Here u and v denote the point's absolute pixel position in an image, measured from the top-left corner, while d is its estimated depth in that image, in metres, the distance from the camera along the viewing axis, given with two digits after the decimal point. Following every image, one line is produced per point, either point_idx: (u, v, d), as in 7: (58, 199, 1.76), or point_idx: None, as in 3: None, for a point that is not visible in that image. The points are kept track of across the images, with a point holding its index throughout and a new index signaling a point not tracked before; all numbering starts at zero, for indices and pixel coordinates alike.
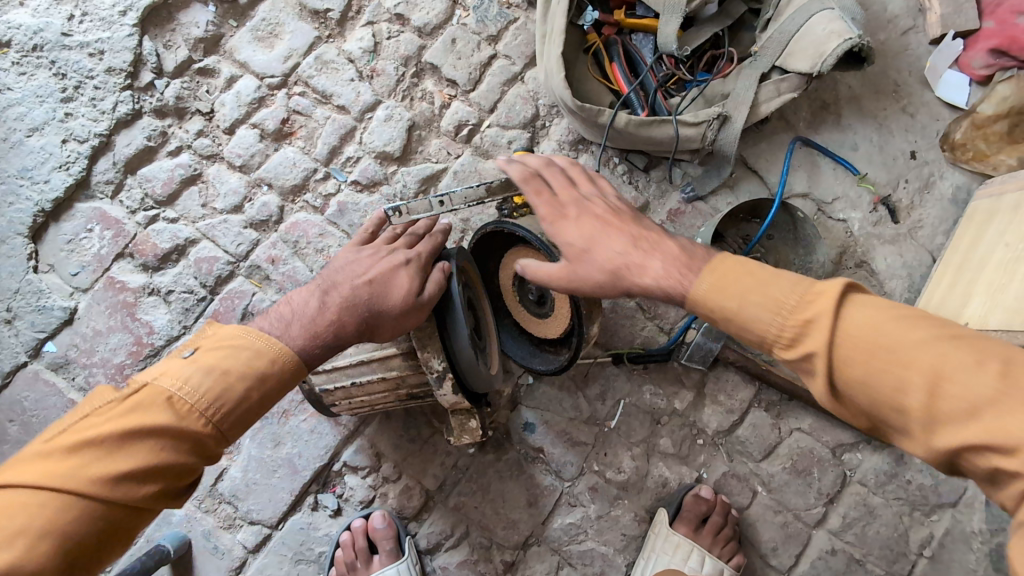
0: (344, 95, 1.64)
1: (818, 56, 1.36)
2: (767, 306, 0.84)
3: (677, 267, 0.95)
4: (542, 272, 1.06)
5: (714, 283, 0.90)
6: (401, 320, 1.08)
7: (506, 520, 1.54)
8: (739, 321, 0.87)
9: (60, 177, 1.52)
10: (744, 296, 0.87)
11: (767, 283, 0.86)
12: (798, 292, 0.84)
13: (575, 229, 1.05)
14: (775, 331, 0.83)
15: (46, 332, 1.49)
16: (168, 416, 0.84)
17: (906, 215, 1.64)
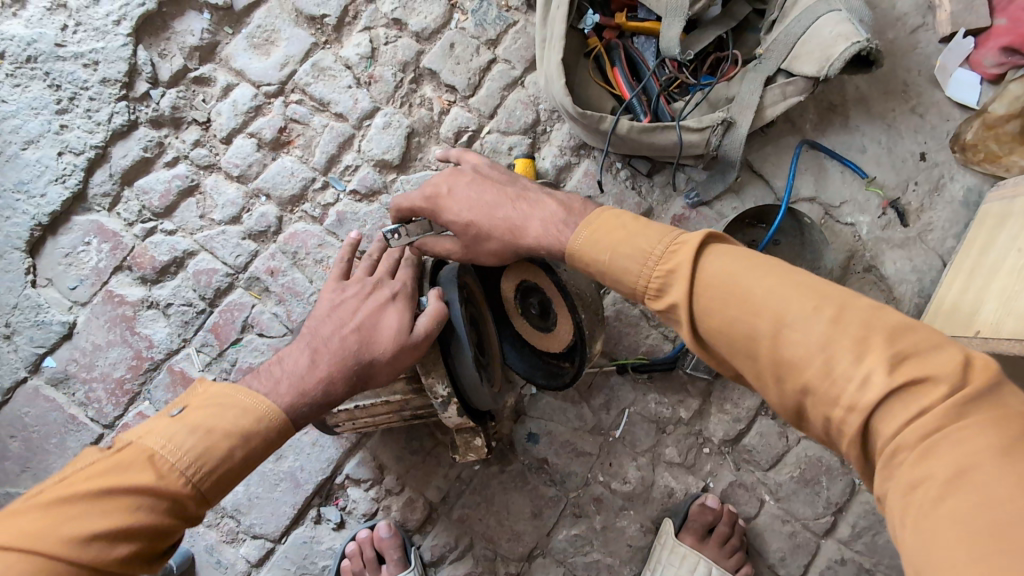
0: (342, 103, 1.61)
1: (825, 60, 1.33)
2: (636, 257, 0.87)
3: (562, 225, 1.04)
4: (446, 248, 1.19)
5: (595, 238, 0.95)
6: (396, 360, 1.07)
7: (510, 532, 1.53)
8: (613, 273, 0.91)
9: (57, 190, 1.51)
10: (613, 247, 0.91)
11: (635, 235, 0.90)
12: (663, 242, 0.87)
13: (455, 207, 1.16)
14: (643, 281, 0.87)
15: (45, 347, 1.48)
16: (149, 475, 0.81)
17: (916, 218, 1.61)
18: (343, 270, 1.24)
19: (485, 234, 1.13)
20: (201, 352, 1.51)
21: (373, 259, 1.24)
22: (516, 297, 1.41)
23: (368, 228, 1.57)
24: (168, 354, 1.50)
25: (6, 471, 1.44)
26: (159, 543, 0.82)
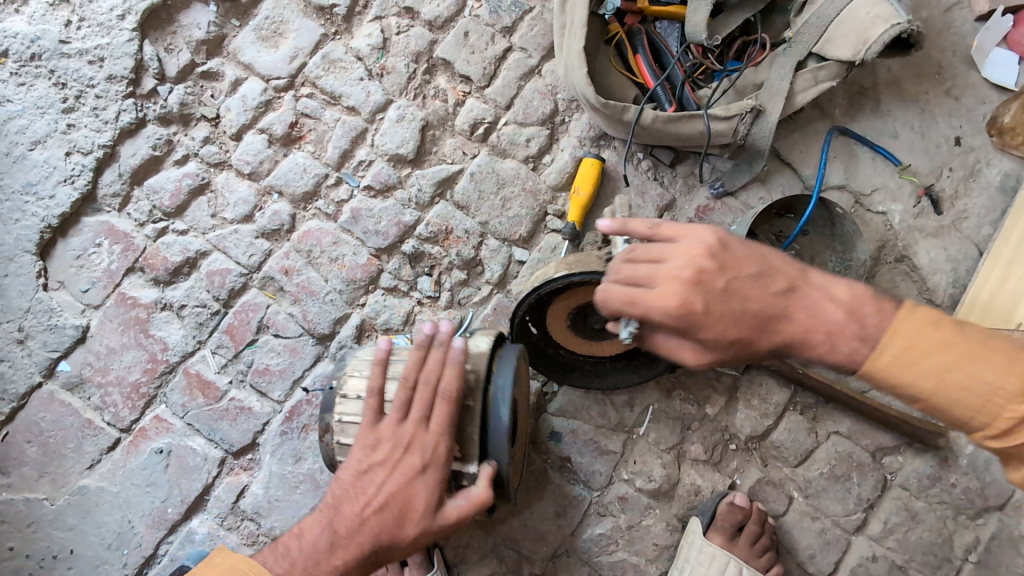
0: (353, 96, 1.57)
1: (861, 44, 1.28)
2: (979, 388, 0.88)
3: (851, 333, 0.93)
4: (686, 354, 1.01)
5: (899, 357, 0.91)
6: (421, 538, 1.08)
7: (534, 532, 1.50)
8: (937, 401, 0.90)
9: (66, 192, 1.47)
10: (942, 374, 0.89)
11: (974, 360, 0.88)
12: (988, 374, 0.87)
13: (721, 324, 0.95)
14: (990, 411, 0.88)
15: (59, 351, 1.45)
16: None
17: (951, 205, 1.55)
18: (375, 409, 1.12)
19: (747, 350, 0.97)
20: (216, 354, 1.49)
21: (406, 399, 1.11)
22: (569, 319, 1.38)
23: (383, 225, 1.53)
24: (183, 356, 1.48)
25: (25, 476, 1.43)
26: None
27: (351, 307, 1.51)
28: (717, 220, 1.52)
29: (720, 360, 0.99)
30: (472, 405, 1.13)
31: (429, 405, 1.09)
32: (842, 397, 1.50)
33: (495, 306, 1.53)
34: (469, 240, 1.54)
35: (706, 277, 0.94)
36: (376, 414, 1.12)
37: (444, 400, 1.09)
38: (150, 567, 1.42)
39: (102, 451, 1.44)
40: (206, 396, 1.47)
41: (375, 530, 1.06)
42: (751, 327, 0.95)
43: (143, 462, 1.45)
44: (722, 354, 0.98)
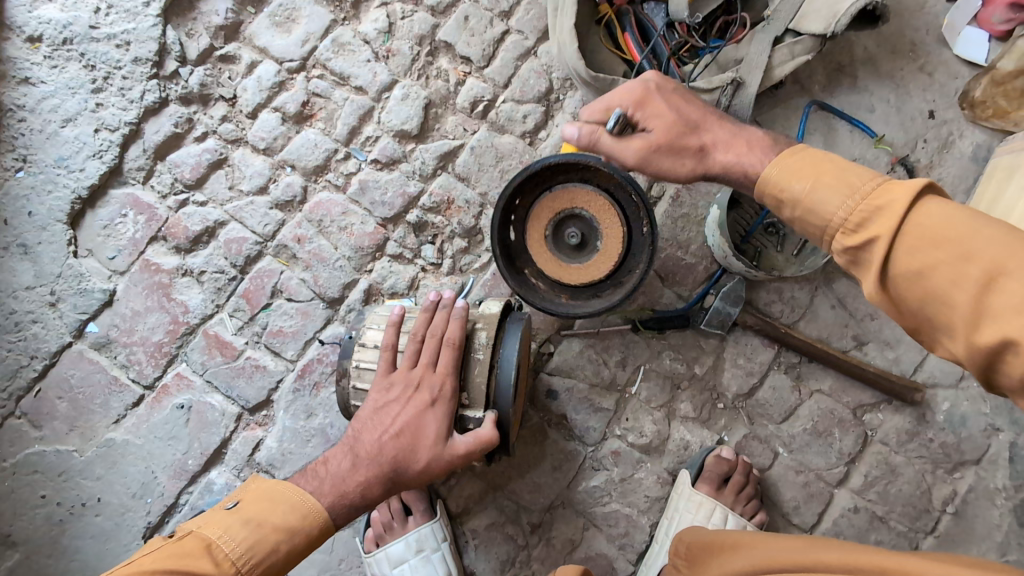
0: (361, 76, 1.67)
1: (831, 17, 1.38)
2: (840, 191, 0.89)
3: (755, 155, 1.06)
4: (631, 144, 1.15)
5: (789, 169, 0.97)
6: (430, 471, 1.14)
7: (532, 484, 1.59)
8: (809, 205, 0.93)
9: (95, 166, 1.59)
10: (816, 183, 0.92)
11: (841, 174, 0.91)
12: (860, 188, 0.88)
13: (660, 120, 1.14)
14: (843, 214, 0.88)
15: (88, 313, 1.56)
16: (209, 564, 0.96)
17: (925, 174, 1.63)
18: (389, 359, 1.23)
19: (678, 151, 1.12)
20: (234, 317, 1.59)
21: (417, 349, 1.22)
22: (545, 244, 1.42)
23: (389, 196, 1.63)
24: (203, 319, 1.58)
25: (56, 429, 1.53)
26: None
27: (360, 273, 1.61)
28: (704, 190, 1.65)
29: (647, 161, 1.14)
30: (481, 362, 1.22)
31: (437, 348, 1.21)
32: (824, 354, 1.59)
33: (494, 272, 1.62)
34: (470, 209, 1.64)
35: (654, 95, 1.15)
36: (390, 361, 1.23)
37: (447, 343, 1.21)
38: (172, 514, 1.52)
39: (127, 406, 1.55)
40: (224, 355, 1.57)
41: (391, 457, 1.13)
42: (677, 126, 1.13)
43: (166, 417, 1.55)
44: (655, 146, 1.13)
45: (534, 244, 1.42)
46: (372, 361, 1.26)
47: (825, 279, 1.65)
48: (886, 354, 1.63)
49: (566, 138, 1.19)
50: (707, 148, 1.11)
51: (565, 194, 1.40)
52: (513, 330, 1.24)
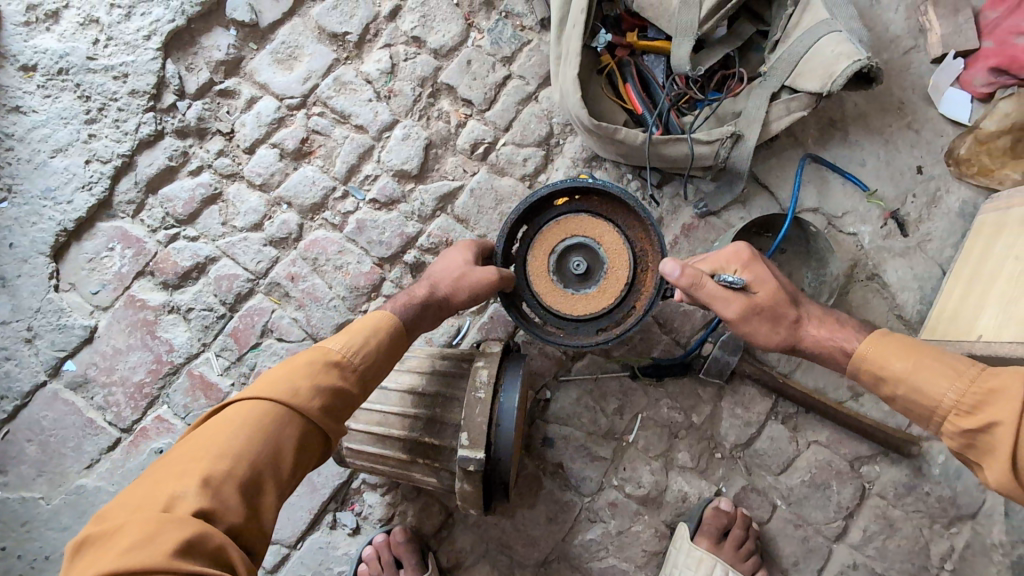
0: (362, 115, 1.67)
1: (827, 77, 1.39)
2: (944, 375, 1.02)
3: (845, 336, 1.14)
4: (732, 304, 1.15)
5: (880, 352, 1.09)
6: (460, 285, 1.18)
7: (527, 537, 1.54)
8: (912, 387, 1.05)
9: (84, 198, 1.55)
10: (913, 367, 1.04)
11: (935, 360, 1.04)
12: (961, 372, 1.00)
13: (762, 285, 1.16)
14: (953, 399, 1.00)
15: (66, 350, 1.49)
16: (289, 376, 0.94)
17: (915, 228, 1.67)
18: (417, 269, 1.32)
19: (776, 321, 1.16)
20: (220, 357, 1.53)
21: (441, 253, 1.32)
22: (553, 278, 1.38)
23: (387, 235, 1.61)
24: (188, 358, 1.52)
25: (23, 474, 1.45)
26: (346, 408, 0.98)
27: (354, 313, 1.57)
28: (701, 238, 1.63)
29: (743, 324, 1.16)
30: (483, 395, 1.16)
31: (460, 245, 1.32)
32: (822, 405, 1.58)
33: (492, 314, 1.61)
34: None
35: (755, 260, 1.18)
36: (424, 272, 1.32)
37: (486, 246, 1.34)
38: None
39: (102, 450, 1.47)
40: (208, 397, 1.51)
41: (430, 275, 1.22)
42: (780, 295, 1.16)
43: (142, 462, 1.47)
44: (756, 315, 1.15)
45: (565, 307, 1.37)
46: (367, 399, 1.25)
47: None
48: (881, 405, 1.63)
49: (665, 273, 1.16)
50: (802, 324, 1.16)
51: (546, 240, 1.39)
52: (517, 361, 1.23)
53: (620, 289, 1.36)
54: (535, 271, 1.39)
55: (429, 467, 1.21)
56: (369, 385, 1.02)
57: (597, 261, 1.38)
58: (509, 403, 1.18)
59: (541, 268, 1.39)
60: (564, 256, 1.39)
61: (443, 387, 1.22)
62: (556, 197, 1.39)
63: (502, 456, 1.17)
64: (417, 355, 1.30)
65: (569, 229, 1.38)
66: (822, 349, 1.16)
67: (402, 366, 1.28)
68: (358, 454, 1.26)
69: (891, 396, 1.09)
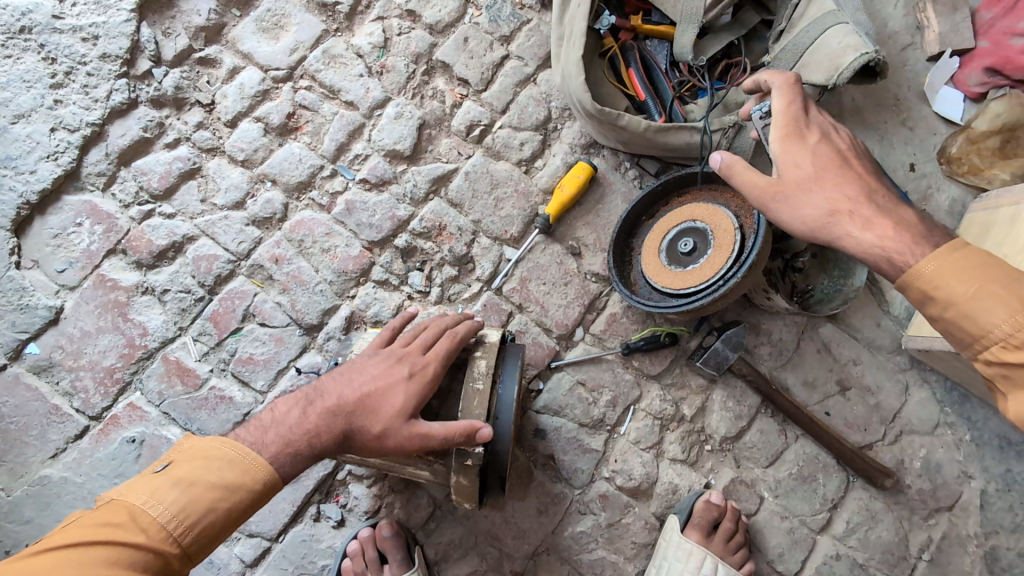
0: (352, 91, 1.59)
1: (834, 68, 1.34)
2: (1005, 305, 0.92)
3: (909, 236, 1.03)
4: (760, 180, 1.13)
5: (936, 269, 0.98)
6: (383, 442, 1.04)
7: (516, 529, 1.52)
8: (963, 312, 0.95)
9: (48, 168, 1.44)
10: (981, 285, 0.94)
11: (995, 288, 0.93)
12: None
13: (799, 164, 1.11)
14: (1006, 329, 0.91)
15: (28, 332, 1.40)
16: (104, 554, 0.85)
17: None
18: (387, 336, 1.20)
19: (812, 199, 1.09)
20: (198, 342, 1.45)
21: (415, 334, 1.18)
22: (666, 259, 1.46)
23: (378, 218, 1.54)
24: (162, 343, 1.44)
25: None
26: None
27: (341, 298, 1.51)
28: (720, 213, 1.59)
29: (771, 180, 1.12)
30: (481, 387, 1.12)
31: (429, 344, 1.14)
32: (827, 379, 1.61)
33: (484, 303, 1.56)
34: (462, 237, 1.57)
35: (801, 133, 1.13)
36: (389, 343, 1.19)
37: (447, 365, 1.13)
38: None
39: (68, 439, 1.39)
40: (185, 383, 1.43)
41: (349, 409, 1.05)
42: (829, 162, 1.11)
43: (113, 452, 1.39)
44: (786, 183, 1.12)
45: (670, 282, 1.43)
46: None
47: (811, 322, 1.67)
48: (867, 400, 1.65)
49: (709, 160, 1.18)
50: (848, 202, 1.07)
51: (659, 229, 1.50)
52: (515, 352, 1.21)
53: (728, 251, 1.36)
54: (648, 255, 1.50)
55: (423, 460, 1.16)
56: (203, 553, 0.95)
57: (705, 234, 1.42)
58: (507, 395, 1.17)
59: (653, 252, 1.49)
60: (675, 241, 1.47)
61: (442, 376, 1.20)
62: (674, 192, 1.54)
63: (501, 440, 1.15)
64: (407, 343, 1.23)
65: (683, 213, 1.48)
66: (865, 256, 1.06)
67: None
68: None
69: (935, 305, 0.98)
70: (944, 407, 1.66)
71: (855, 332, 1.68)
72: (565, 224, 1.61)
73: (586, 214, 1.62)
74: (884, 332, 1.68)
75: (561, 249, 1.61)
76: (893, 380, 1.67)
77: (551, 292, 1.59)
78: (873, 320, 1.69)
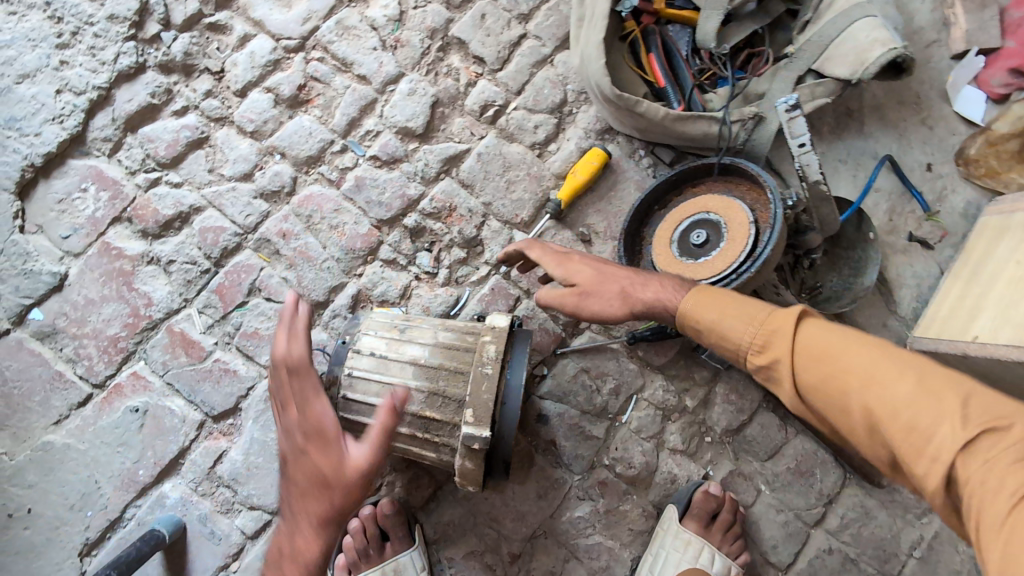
0: (366, 65, 1.55)
1: (858, 63, 1.34)
2: (744, 320, 1.05)
3: (676, 284, 1.19)
4: (572, 299, 1.26)
5: (696, 304, 1.13)
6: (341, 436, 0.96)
7: (515, 512, 1.53)
8: (720, 333, 1.08)
9: (54, 131, 1.41)
10: (725, 308, 1.08)
11: (733, 313, 1.07)
12: (922, 377, 0.85)
13: (585, 271, 1.27)
14: (749, 340, 1.04)
15: (32, 298, 1.39)
16: None
17: (919, 227, 1.66)
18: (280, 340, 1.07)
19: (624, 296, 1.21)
20: (203, 314, 1.44)
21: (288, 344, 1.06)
22: (677, 250, 1.45)
23: (387, 196, 1.52)
24: (167, 314, 1.43)
25: None
26: None
27: (348, 277, 1.49)
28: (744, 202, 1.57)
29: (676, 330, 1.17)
30: (490, 372, 1.11)
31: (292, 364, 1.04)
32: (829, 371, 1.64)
33: (493, 286, 1.54)
34: (472, 219, 1.55)
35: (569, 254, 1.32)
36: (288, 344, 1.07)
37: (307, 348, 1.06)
38: (114, 530, 1.37)
39: (71, 406, 1.38)
40: (189, 355, 1.43)
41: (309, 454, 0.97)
42: (611, 269, 1.26)
43: (116, 420, 1.39)
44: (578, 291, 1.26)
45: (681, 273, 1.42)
46: (367, 370, 1.18)
47: None
48: None
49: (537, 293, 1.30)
50: (750, 346, 1.04)
51: (670, 220, 1.49)
52: (523, 337, 1.21)
53: (740, 245, 1.35)
54: (659, 245, 1.48)
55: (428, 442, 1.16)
56: None
57: (718, 227, 1.41)
58: (515, 382, 1.16)
59: (664, 243, 1.48)
60: (686, 232, 1.45)
61: (447, 359, 1.16)
62: (688, 183, 1.52)
63: (507, 427, 1.14)
64: (420, 325, 1.23)
65: (698, 206, 1.46)
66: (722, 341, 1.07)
67: (402, 336, 1.21)
68: (352, 425, 1.21)
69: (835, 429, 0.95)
70: None
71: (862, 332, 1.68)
72: (577, 210, 1.59)
73: (598, 201, 1.60)
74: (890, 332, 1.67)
75: (571, 235, 1.59)
76: None
77: None
78: (882, 320, 1.66)
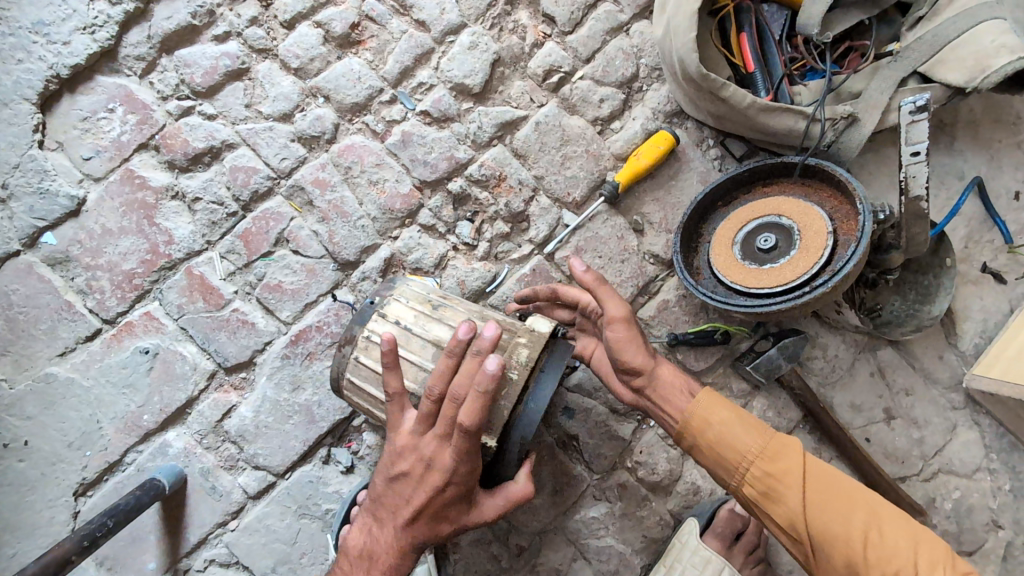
0: (426, 10, 1.42)
1: (977, 71, 1.21)
2: (750, 430, 1.09)
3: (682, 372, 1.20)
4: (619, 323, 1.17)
5: (707, 399, 1.13)
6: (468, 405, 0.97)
7: (527, 504, 1.46)
8: (728, 435, 1.09)
9: (83, 41, 1.29)
10: (733, 414, 1.11)
11: (741, 422, 1.10)
12: (910, 522, 0.97)
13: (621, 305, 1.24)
14: (756, 449, 1.07)
15: (46, 220, 1.29)
16: None
17: (994, 258, 1.54)
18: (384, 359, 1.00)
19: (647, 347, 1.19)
20: (225, 259, 1.35)
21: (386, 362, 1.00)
22: (740, 252, 1.34)
23: (434, 156, 1.41)
24: (188, 255, 1.33)
25: None
26: None
27: (382, 238, 1.39)
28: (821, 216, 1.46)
29: (676, 428, 1.15)
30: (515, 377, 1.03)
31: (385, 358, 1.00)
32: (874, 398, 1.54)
33: (533, 267, 1.43)
34: (521, 192, 1.43)
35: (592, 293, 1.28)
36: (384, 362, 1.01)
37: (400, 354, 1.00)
38: (113, 473, 1.31)
39: (79, 339, 1.30)
40: (207, 301, 1.34)
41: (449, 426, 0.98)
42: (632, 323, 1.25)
43: (124, 360, 1.31)
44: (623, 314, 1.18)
45: (742, 278, 1.30)
46: None
47: (870, 343, 1.56)
48: (911, 432, 1.54)
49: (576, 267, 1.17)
50: (755, 453, 1.07)
51: (735, 219, 1.37)
52: (561, 351, 1.10)
53: (815, 256, 1.24)
54: (718, 243, 1.37)
55: None
56: None
57: (790, 233, 1.30)
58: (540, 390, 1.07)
59: (725, 243, 1.36)
60: (751, 235, 1.34)
61: None
62: (759, 181, 1.40)
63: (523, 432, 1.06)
64: (454, 306, 1.12)
65: (768, 207, 1.34)
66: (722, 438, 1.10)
67: (433, 314, 1.10)
68: (360, 391, 1.12)
69: (825, 561, 1.00)
70: (990, 453, 1.54)
71: (915, 361, 1.57)
72: (633, 196, 1.48)
73: (657, 189, 1.48)
74: (945, 365, 1.56)
75: (623, 222, 1.47)
76: (942, 417, 1.55)
77: (606, 266, 1.46)
78: (935, 351, 1.56)
